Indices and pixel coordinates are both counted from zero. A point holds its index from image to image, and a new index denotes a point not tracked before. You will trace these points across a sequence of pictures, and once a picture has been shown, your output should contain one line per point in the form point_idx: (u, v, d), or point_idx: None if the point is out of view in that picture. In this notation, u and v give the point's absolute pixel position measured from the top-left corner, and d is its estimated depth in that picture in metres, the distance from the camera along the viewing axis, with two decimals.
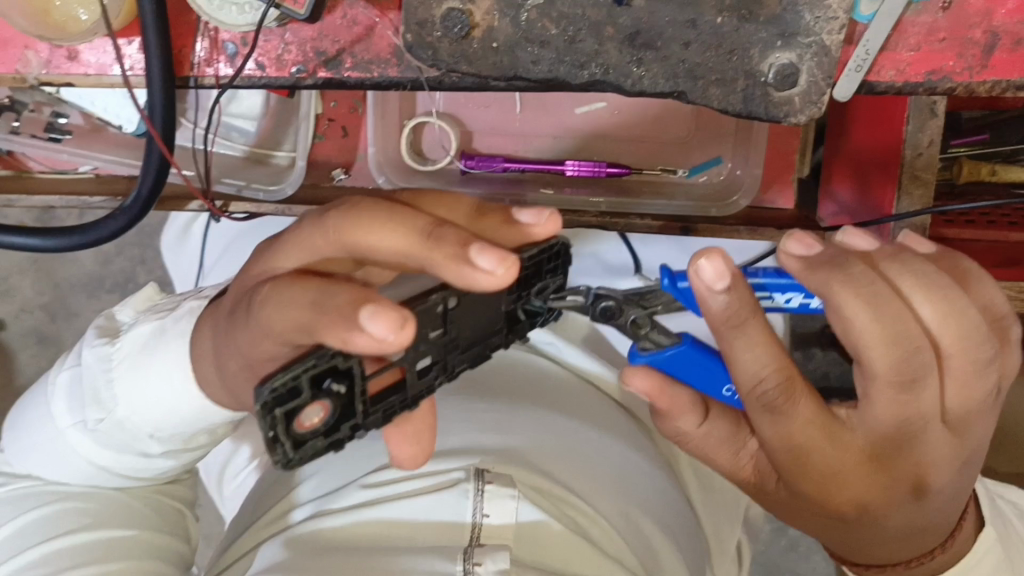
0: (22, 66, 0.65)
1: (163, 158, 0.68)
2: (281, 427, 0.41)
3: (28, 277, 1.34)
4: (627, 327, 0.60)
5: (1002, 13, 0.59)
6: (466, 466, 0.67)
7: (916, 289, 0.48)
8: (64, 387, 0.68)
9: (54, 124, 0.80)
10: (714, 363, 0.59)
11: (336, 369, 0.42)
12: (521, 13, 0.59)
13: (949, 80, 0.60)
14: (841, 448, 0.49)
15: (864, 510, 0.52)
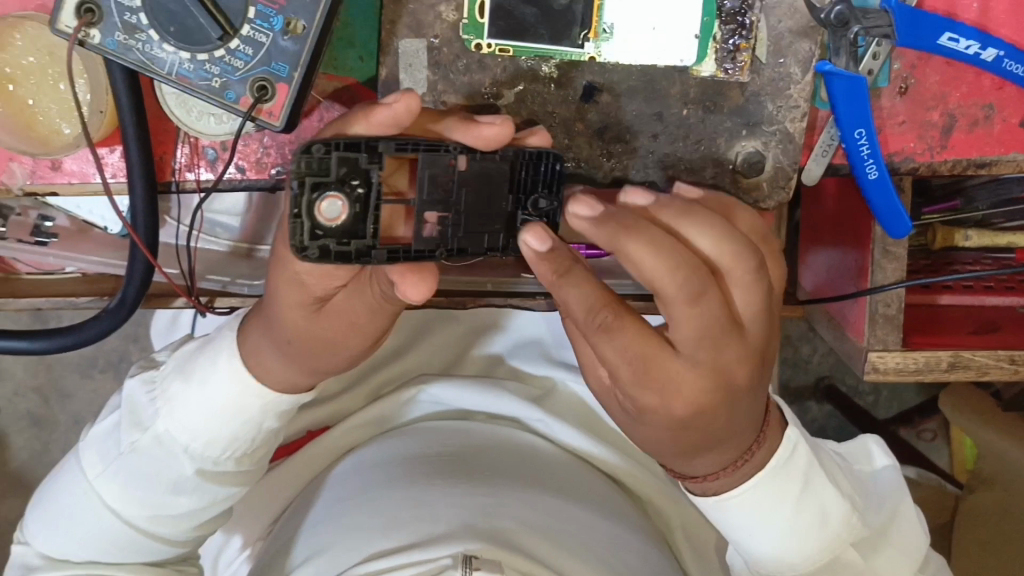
0: (7, 177, 0.66)
1: (147, 262, 0.69)
2: (303, 205, 0.46)
3: (21, 362, 1.35)
4: (848, 45, 0.58)
5: (957, 97, 0.60)
6: (455, 552, 0.67)
7: (679, 220, 0.49)
8: (97, 436, 0.66)
9: (40, 227, 0.80)
10: (864, 112, 0.59)
11: (358, 165, 0.47)
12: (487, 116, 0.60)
13: (911, 160, 0.62)
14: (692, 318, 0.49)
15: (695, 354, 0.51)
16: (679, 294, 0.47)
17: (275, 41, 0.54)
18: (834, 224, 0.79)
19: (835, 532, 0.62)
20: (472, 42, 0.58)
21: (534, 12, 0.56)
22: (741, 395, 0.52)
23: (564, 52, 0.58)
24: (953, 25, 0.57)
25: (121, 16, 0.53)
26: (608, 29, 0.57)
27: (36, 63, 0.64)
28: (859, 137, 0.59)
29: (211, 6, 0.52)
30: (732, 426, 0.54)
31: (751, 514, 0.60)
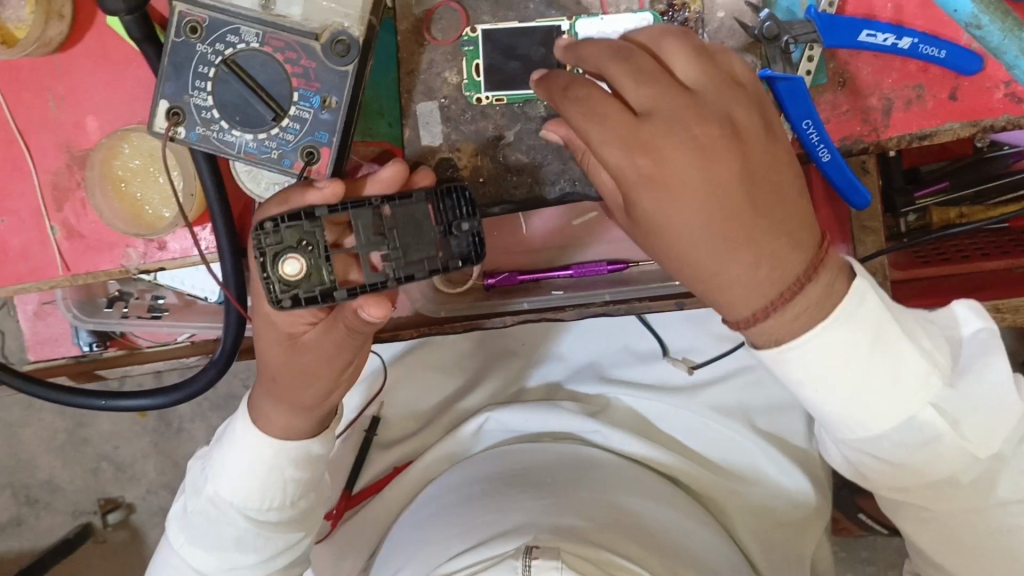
0: (125, 261, 0.83)
1: (240, 316, 0.83)
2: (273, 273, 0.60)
3: (150, 460, 1.53)
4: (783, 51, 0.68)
5: (889, 83, 0.71)
6: (518, 546, 0.71)
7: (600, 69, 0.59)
8: (173, 517, 0.79)
9: (155, 305, 0.97)
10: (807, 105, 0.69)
11: (305, 231, 0.60)
12: (372, 207, 0.61)
13: (860, 142, 0.72)
14: (640, 86, 0.58)
15: (652, 108, 0.58)
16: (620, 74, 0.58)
17: (316, 115, 0.68)
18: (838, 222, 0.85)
19: (915, 389, 0.62)
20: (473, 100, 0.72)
21: (519, 65, 0.70)
22: (731, 186, 0.57)
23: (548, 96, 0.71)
24: (868, 24, 0.68)
25: (199, 114, 0.68)
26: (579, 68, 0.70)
27: (140, 164, 0.81)
28: (808, 126, 0.70)
29: (265, 96, 0.67)
30: (764, 209, 0.58)
31: (833, 362, 0.60)
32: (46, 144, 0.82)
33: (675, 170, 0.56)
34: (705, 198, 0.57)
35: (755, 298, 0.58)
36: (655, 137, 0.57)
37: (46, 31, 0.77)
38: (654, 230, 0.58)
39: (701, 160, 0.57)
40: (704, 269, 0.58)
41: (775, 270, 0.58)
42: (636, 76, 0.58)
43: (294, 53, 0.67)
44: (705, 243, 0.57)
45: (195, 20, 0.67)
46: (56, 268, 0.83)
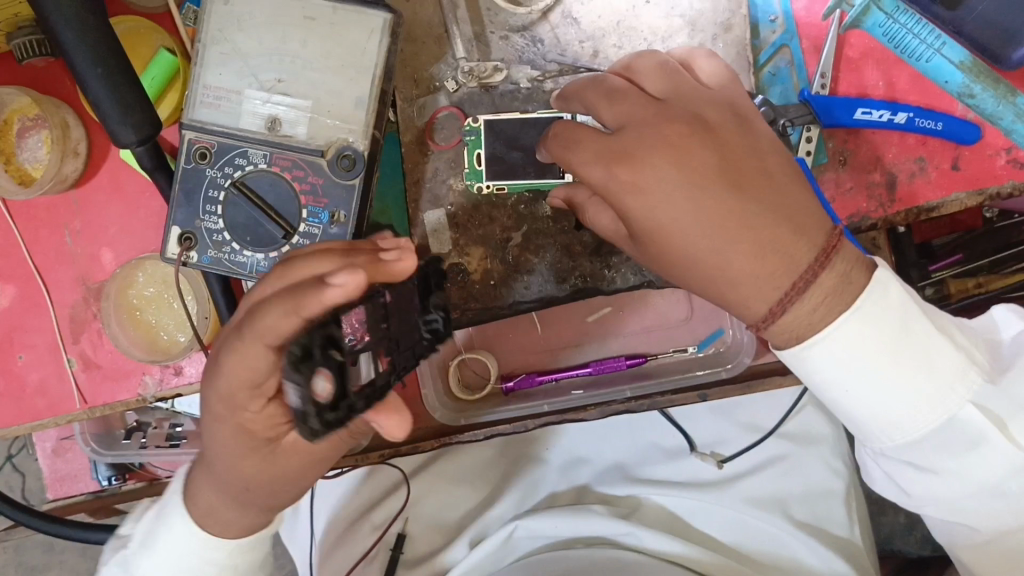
0: (142, 388, 0.83)
1: None
2: (339, 407, 0.51)
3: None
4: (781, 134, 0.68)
5: (890, 157, 0.71)
6: None
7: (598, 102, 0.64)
8: None
9: (173, 432, 0.97)
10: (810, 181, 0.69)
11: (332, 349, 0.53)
12: (379, 298, 0.56)
13: (868, 217, 0.71)
14: (623, 100, 0.63)
15: (639, 118, 0.62)
16: (613, 90, 0.64)
17: (325, 230, 0.69)
18: None
19: (953, 386, 0.62)
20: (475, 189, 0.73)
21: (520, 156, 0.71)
22: (711, 172, 0.59)
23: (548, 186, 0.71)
24: (862, 102, 0.69)
25: (211, 237, 0.69)
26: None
27: (154, 292, 0.82)
28: None
29: (274, 215, 0.68)
30: (760, 194, 0.59)
31: (858, 359, 0.60)
32: (62, 279, 0.83)
33: (663, 183, 0.58)
34: (695, 199, 0.58)
35: (765, 284, 0.59)
36: (633, 147, 0.60)
37: (62, 167, 0.80)
38: (649, 232, 0.60)
39: (685, 160, 0.59)
40: (709, 259, 0.59)
41: (781, 253, 0.59)
42: (610, 98, 0.64)
43: (301, 171, 0.69)
44: (708, 230, 0.59)
45: (204, 146, 0.69)
46: (73, 401, 0.83)
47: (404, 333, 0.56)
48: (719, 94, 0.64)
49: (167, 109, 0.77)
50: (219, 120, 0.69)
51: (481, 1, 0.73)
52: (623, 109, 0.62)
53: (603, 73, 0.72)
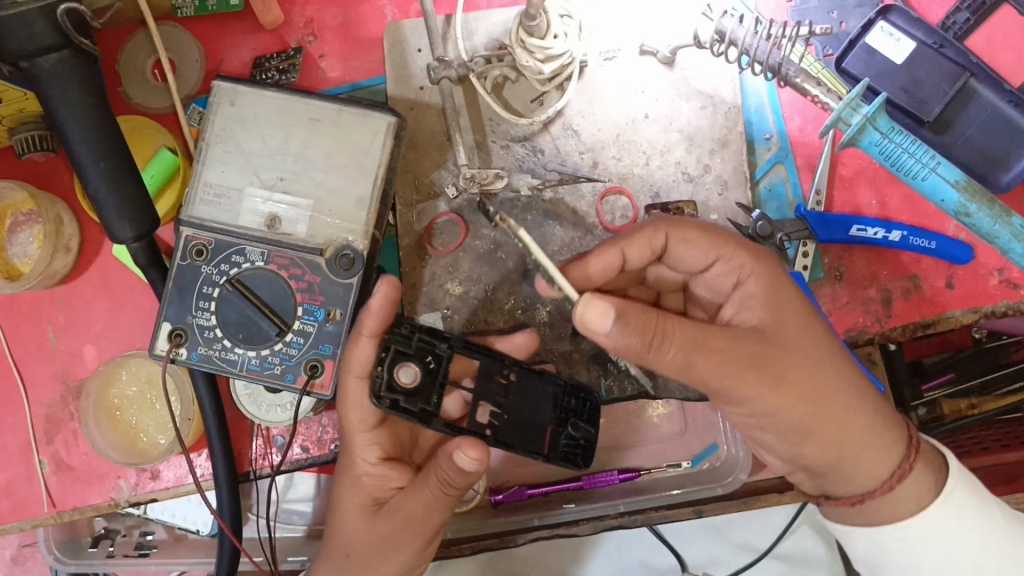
0: (116, 492, 0.79)
1: (233, 548, 0.77)
2: (400, 401, 0.59)
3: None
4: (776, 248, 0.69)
5: (885, 274, 0.72)
6: None
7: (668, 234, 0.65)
8: None
9: (143, 541, 0.92)
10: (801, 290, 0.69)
11: (436, 353, 0.60)
12: (502, 367, 0.62)
13: (866, 332, 0.71)
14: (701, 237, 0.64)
15: (730, 269, 0.63)
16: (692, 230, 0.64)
17: (320, 328, 0.68)
18: None
19: None
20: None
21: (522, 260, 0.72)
22: (816, 344, 0.60)
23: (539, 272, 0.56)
24: (858, 219, 0.70)
25: (202, 333, 0.68)
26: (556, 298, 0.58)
27: (137, 392, 0.79)
28: None
29: (269, 313, 0.67)
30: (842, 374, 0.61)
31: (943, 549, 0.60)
32: (41, 376, 0.81)
33: (799, 317, 0.60)
34: (819, 339, 0.60)
35: (876, 430, 0.61)
36: (746, 303, 0.61)
37: (51, 263, 0.78)
38: (785, 361, 0.58)
39: (804, 304, 0.62)
40: (838, 400, 0.59)
41: (869, 437, 0.61)
42: (694, 237, 0.64)
43: (299, 269, 0.68)
44: (805, 392, 0.58)
45: (202, 243, 0.68)
46: (42, 505, 0.79)
47: (530, 416, 0.63)
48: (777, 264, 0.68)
49: (165, 208, 0.77)
50: (219, 217, 0.68)
51: (482, 111, 0.74)
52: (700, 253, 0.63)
53: (601, 184, 0.73)
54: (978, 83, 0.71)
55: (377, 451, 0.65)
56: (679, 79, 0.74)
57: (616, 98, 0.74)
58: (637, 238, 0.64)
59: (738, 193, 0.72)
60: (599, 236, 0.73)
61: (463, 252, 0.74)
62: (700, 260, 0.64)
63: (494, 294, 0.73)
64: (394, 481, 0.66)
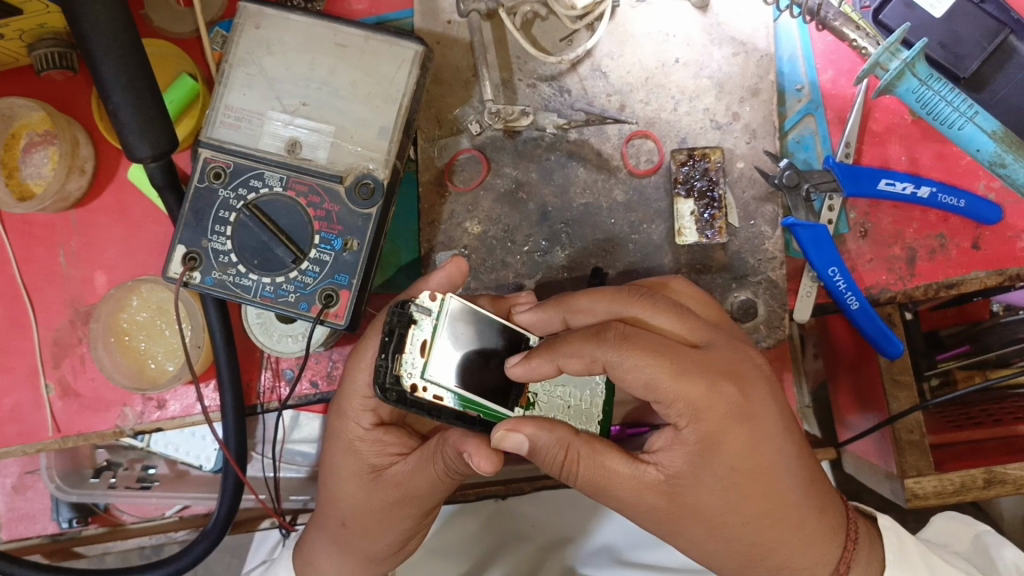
0: (121, 420, 0.79)
1: (237, 479, 0.76)
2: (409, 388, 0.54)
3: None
4: (805, 198, 0.69)
5: (911, 233, 0.71)
6: None
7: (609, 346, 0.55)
8: None
9: (144, 475, 0.91)
10: (827, 248, 0.69)
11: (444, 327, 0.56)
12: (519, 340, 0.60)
13: (887, 290, 0.71)
14: (644, 364, 0.54)
15: (672, 405, 0.54)
16: (639, 347, 0.54)
17: (337, 257, 0.66)
18: (857, 387, 0.89)
19: None
20: (421, 296, 0.55)
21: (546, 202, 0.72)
22: (743, 488, 0.55)
23: (497, 412, 0.57)
24: (887, 173, 0.69)
25: (217, 258, 0.67)
26: (531, 404, 0.60)
27: (147, 317, 0.78)
28: (835, 275, 0.69)
29: (285, 239, 0.66)
30: (779, 502, 0.57)
31: None
32: (50, 301, 0.80)
33: (728, 480, 0.55)
34: (748, 498, 0.56)
35: (804, 556, 0.59)
36: (681, 444, 0.55)
37: (66, 184, 0.77)
38: (687, 516, 0.56)
39: (751, 458, 0.55)
40: (756, 540, 0.57)
41: (808, 543, 0.59)
42: (645, 358, 0.54)
43: (317, 197, 0.67)
44: (724, 528, 0.57)
45: (219, 165, 0.67)
46: (47, 429, 0.79)
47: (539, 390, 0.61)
48: (743, 363, 0.57)
49: (181, 135, 0.75)
50: (238, 140, 0.67)
51: (510, 48, 0.73)
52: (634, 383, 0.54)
53: (629, 126, 0.72)
54: (1018, 40, 0.69)
55: (373, 417, 0.63)
56: (713, 23, 0.72)
57: (647, 40, 0.73)
58: (570, 349, 0.55)
59: (767, 142, 0.71)
60: (623, 180, 0.71)
61: (483, 191, 0.72)
62: (638, 390, 0.54)
63: (512, 235, 0.72)
64: (390, 448, 0.64)
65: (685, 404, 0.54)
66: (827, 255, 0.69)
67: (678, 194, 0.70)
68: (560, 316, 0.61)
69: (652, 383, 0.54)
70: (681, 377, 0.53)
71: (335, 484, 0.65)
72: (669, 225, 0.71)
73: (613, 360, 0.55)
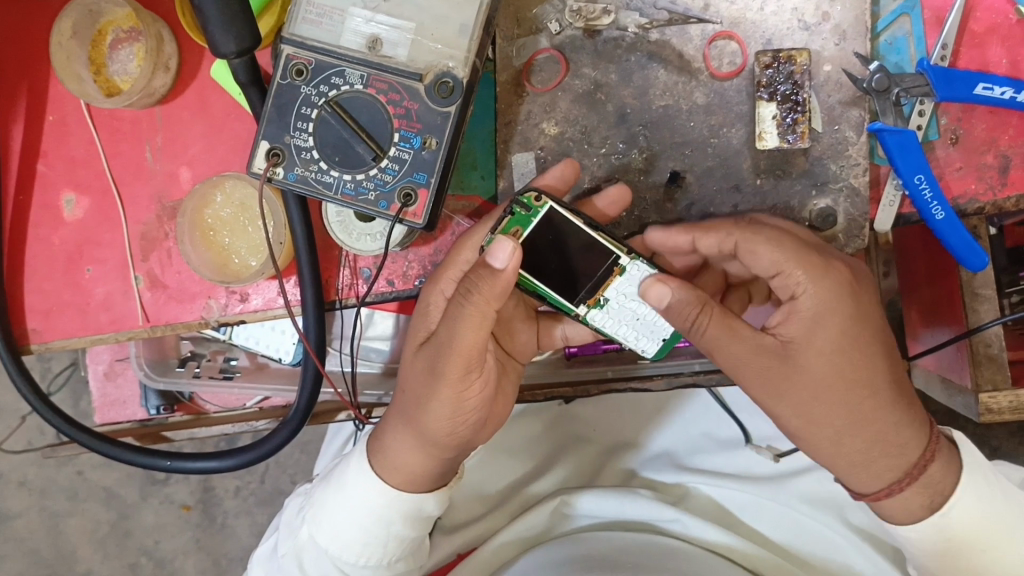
0: (206, 312, 0.82)
1: (317, 371, 0.79)
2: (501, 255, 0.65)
3: (192, 557, 1.44)
4: (894, 102, 0.68)
5: (1006, 140, 0.69)
6: None
7: (698, 300, 0.62)
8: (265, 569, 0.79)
9: (227, 366, 0.96)
10: (916, 154, 0.67)
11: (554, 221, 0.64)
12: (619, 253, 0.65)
13: (976, 200, 0.69)
14: (726, 329, 0.62)
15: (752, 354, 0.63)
16: (725, 315, 0.63)
17: (416, 155, 0.67)
18: (934, 303, 0.87)
19: None
20: (529, 195, 0.63)
21: (622, 104, 0.71)
22: (815, 400, 0.63)
23: (561, 302, 0.66)
24: (984, 77, 0.67)
25: (299, 154, 0.68)
26: (604, 303, 0.67)
27: (230, 214, 0.80)
28: (921, 181, 0.68)
29: (365, 136, 0.67)
30: (845, 413, 0.63)
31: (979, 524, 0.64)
32: (138, 196, 0.83)
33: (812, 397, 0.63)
34: (828, 410, 0.63)
35: (881, 458, 0.64)
36: (765, 368, 0.63)
37: (152, 80, 0.79)
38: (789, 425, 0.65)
39: (824, 383, 0.62)
40: (833, 450, 0.65)
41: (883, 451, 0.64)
42: (725, 322, 0.62)
43: (397, 95, 0.67)
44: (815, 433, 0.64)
45: (301, 63, 0.67)
46: (136, 319, 0.82)
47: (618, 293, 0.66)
48: (823, 304, 0.62)
49: (263, 32, 0.76)
50: (319, 36, 0.67)
51: None
52: (714, 336, 0.63)
53: (712, 26, 0.70)
54: None
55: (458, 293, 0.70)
56: None
57: None
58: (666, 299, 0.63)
59: (857, 44, 0.69)
60: (704, 83, 0.70)
61: (561, 91, 0.71)
62: (722, 336, 0.62)
63: (589, 136, 0.71)
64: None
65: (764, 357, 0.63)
66: (913, 159, 0.67)
67: (762, 97, 0.68)
68: (689, 238, 0.66)
69: (726, 350, 0.63)
70: (751, 344, 0.63)
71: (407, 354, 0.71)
72: (749, 129, 0.69)
73: (696, 317, 0.62)
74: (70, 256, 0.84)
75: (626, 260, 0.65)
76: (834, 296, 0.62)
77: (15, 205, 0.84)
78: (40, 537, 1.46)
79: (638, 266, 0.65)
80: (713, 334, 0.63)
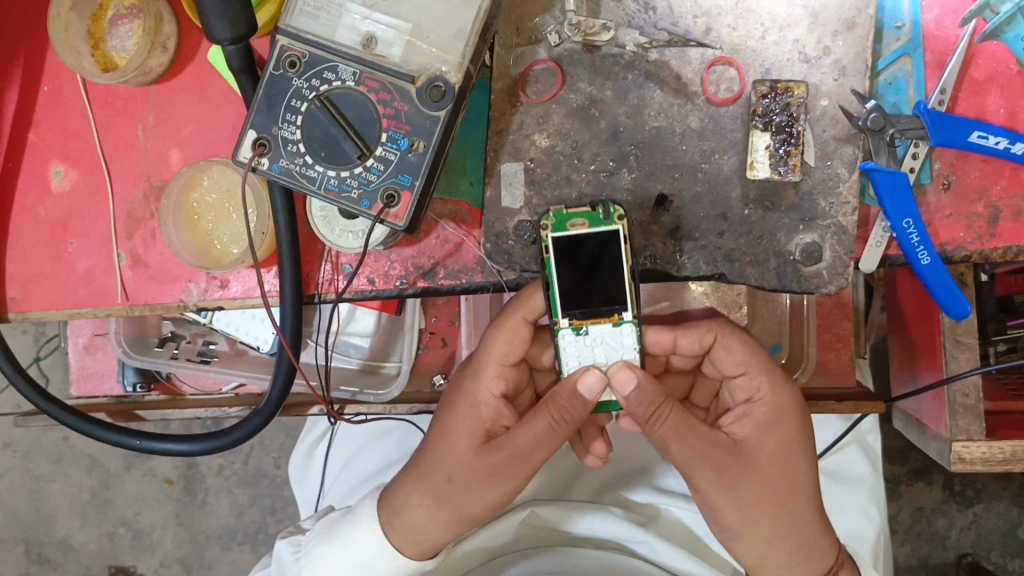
0: (185, 296, 0.81)
1: (291, 367, 0.78)
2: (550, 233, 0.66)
3: (170, 531, 1.44)
4: (887, 143, 0.67)
5: (998, 189, 0.68)
6: None
7: (660, 400, 0.65)
8: None
9: (206, 349, 0.96)
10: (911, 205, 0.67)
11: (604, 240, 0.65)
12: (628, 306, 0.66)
13: (963, 249, 0.69)
14: (681, 431, 0.66)
15: (711, 454, 0.68)
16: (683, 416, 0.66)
17: (402, 157, 0.67)
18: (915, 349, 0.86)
19: None
20: (617, 208, 0.65)
21: (616, 122, 0.70)
22: (758, 504, 0.70)
23: (555, 303, 0.66)
24: (980, 125, 0.66)
25: (286, 147, 0.68)
26: (582, 331, 0.67)
27: (217, 199, 0.80)
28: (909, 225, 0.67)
29: (354, 134, 0.66)
30: (786, 514, 0.71)
31: None
32: (127, 173, 0.82)
33: (751, 501, 0.70)
34: (767, 510, 0.70)
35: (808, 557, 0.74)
36: (719, 467, 0.68)
37: (147, 60, 0.78)
38: (724, 518, 0.71)
39: (767, 488, 0.70)
40: (762, 545, 0.72)
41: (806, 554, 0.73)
42: (682, 427, 0.66)
43: (388, 95, 0.66)
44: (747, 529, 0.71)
45: (295, 55, 0.67)
46: (116, 296, 0.82)
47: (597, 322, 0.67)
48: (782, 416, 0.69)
49: (262, 21, 0.75)
50: (315, 29, 0.67)
51: None
52: (672, 437, 0.67)
53: (712, 51, 0.69)
54: None
55: (502, 385, 0.72)
56: None
57: None
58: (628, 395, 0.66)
59: (856, 81, 0.68)
60: (699, 107, 0.69)
61: (555, 104, 0.71)
62: (678, 438, 0.67)
63: (580, 152, 0.70)
64: (503, 420, 0.73)
65: (720, 459, 0.68)
66: (906, 205, 0.67)
67: (756, 126, 0.68)
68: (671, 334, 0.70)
69: (682, 446, 0.67)
70: (704, 448, 0.67)
71: (446, 442, 0.72)
72: (741, 157, 0.69)
73: (653, 420, 0.66)
74: (56, 227, 0.83)
75: (628, 317, 0.67)
76: (788, 413, 0.70)
77: (4, 171, 0.84)
78: (20, 499, 1.46)
79: (631, 328, 0.67)
80: (666, 433, 0.66)
